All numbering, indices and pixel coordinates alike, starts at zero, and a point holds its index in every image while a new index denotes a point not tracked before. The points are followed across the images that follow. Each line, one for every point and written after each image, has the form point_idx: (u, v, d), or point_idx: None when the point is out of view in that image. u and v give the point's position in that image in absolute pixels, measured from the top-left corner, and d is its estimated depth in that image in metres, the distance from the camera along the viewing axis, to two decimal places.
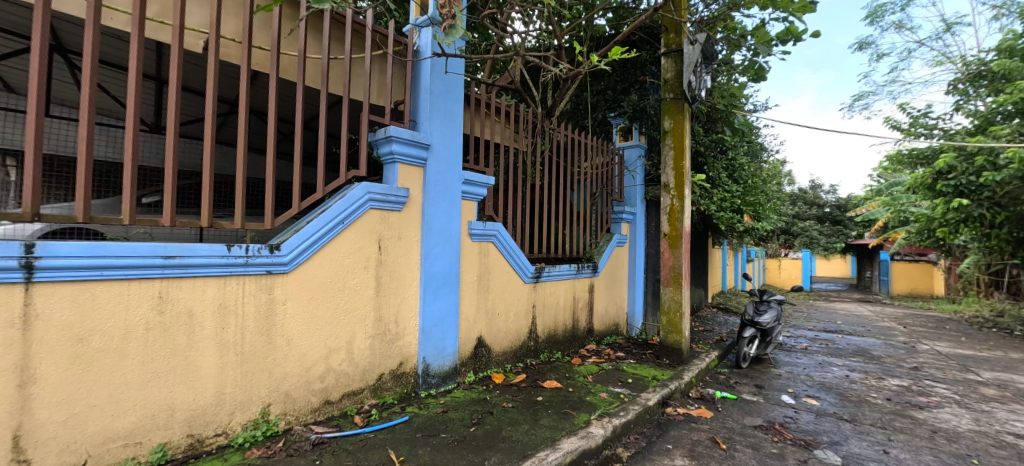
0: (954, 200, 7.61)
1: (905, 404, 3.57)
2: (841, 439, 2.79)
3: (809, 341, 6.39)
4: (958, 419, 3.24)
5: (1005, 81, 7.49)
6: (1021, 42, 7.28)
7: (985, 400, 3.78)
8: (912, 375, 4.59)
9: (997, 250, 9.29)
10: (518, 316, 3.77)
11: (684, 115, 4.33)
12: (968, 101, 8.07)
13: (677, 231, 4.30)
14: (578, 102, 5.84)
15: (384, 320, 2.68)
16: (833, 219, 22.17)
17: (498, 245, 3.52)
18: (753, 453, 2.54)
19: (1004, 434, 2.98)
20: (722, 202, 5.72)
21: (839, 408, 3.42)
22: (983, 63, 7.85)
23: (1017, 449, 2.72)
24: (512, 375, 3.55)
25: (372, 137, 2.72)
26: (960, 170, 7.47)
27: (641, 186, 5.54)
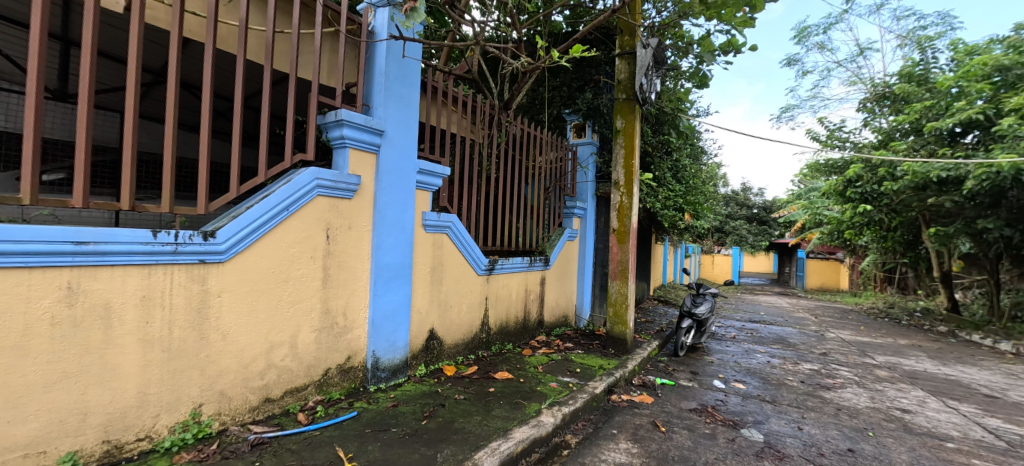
0: (860, 205, 8.60)
1: (815, 385, 4.02)
2: (764, 418, 3.09)
3: (737, 331, 6.98)
4: (857, 397, 3.70)
5: (903, 103, 8.55)
6: (918, 69, 8.34)
7: (879, 380, 4.35)
8: (821, 360, 5.18)
9: (891, 250, 10.65)
10: (471, 308, 3.76)
11: (635, 115, 4.51)
12: (874, 118, 9.13)
13: (625, 227, 4.49)
14: (534, 97, 5.92)
15: (331, 313, 2.56)
16: (758, 220, 23.62)
17: (452, 236, 3.48)
18: (689, 434, 2.74)
19: (892, 410, 3.45)
20: (665, 200, 6.07)
21: (761, 390, 3.78)
22: (887, 85, 8.90)
23: (902, 422, 3.17)
24: (464, 367, 3.55)
25: (321, 120, 2.57)
26: (866, 179, 8.47)
27: (592, 183, 5.69)
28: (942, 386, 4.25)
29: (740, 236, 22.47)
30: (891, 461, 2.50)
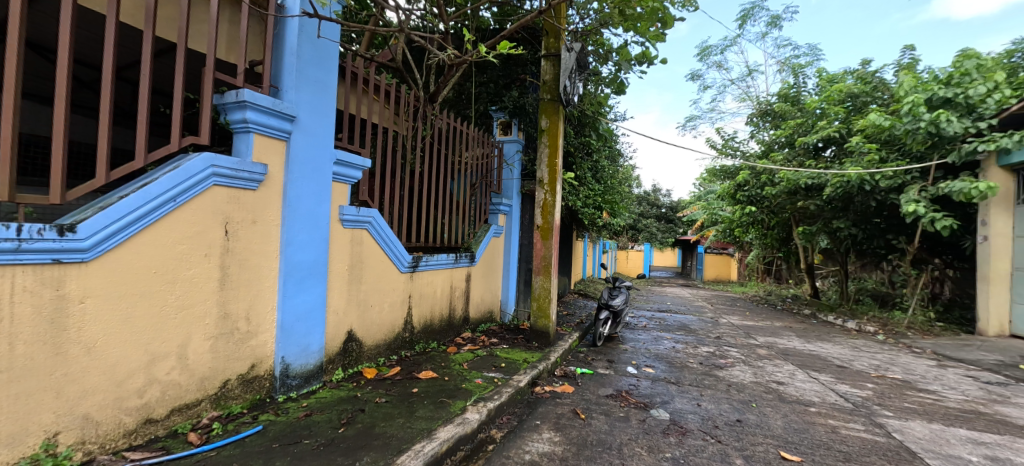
0: (747, 207, 9.84)
1: (711, 366, 4.53)
2: (670, 398, 3.40)
3: (647, 320, 7.60)
4: (743, 374, 4.24)
5: (781, 119, 9.92)
6: (792, 91, 9.74)
7: (760, 358, 5.02)
8: (716, 343, 5.85)
9: (770, 246, 12.35)
10: (393, 306, 3.62)
11: (558, 116, 4.67)
12: (759, 131, 10.47)
13: (549, 224, 4.63)
14: (461, 92, 5.87)
15: (232, 317, 2.29)
16: (666, 219, 25.77)
17: (373, 232, 3.31)
18: (606, 419, 2.91)
19: (770, 382, 4.00)
20: (585, 199, 6.37)
21: (667, 373, 4.16)
22: (769, 103, 10.27)
23: (777, 392, 3.69)
24: (386, 368, 3.40)
25: (218, 100, 2.27)
26: (752, 184, 9.73)
27: (518, 180, 5.76)
28: (806, 360, 5.03)
29: (650, 232, 24.27)
30: (770, 427, 2.91)
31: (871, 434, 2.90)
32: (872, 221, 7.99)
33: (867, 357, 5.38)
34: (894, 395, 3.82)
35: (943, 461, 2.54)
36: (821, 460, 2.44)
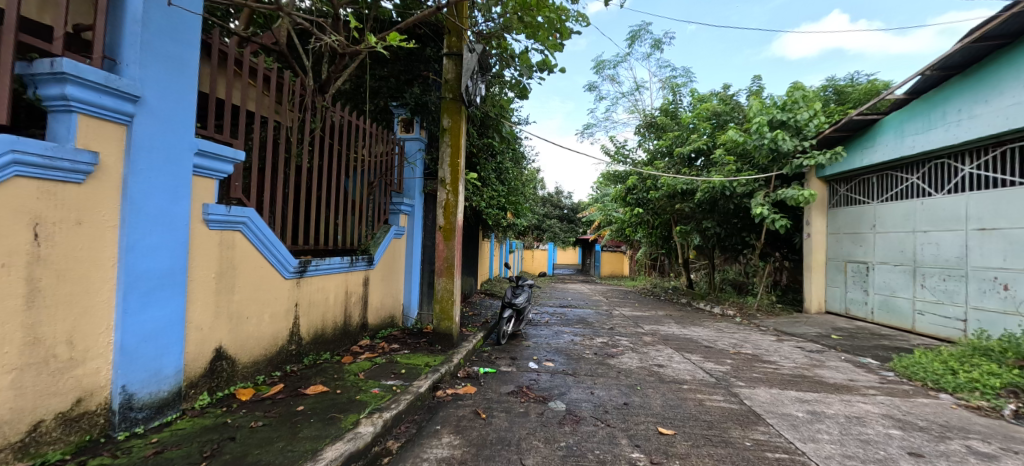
0: (636, 208, 10.88)
1: (604, 355, 4.89)
2: (567, 389, 3.58)
3: (550, 316, 7.96)
4: (631, 361, 4.66)
5: (662, 131, 11.15)
6: (671, 107, 11.01)
7: (645, 345, 5.57)
8: (609, 333, 6.35)
9: (654, 243, 13.81)
10: (275, 317, 3.24)
11: (461, 116, 4.64)
12: (645, 141, 11.64)
13: (451, 225, 4.58)
14: (358, 84, 5.48)
15: (44, 343, 1.81)
16: (568, 220, 27.28)
17: (248, 234, 2.92)
18: (506, 416, 2.96)
19: (653, 366, 4.46)
20: (490, 200, 6.45)
21: (565, 366, 4.38)
22: (653, 116, 11.48)
23: (658, 374, 4.13)
24: (266, 387, 3.03)
25: (23, 69, 1.79)
26: (640, 188, 10.79)
27: (420, 179, 5.64)
28: (681, 343, 5.72)
29: (553, 232, 25.42)
30: (651, 406, 3.23)
31: (728, 403, 3.39)
32: (731, 221, 9.40)
33: (727, 337, 6.31)
34: (746, 367, 4.54)
35: (778, 419, 3.07)
36: (690, 431, 2.78)
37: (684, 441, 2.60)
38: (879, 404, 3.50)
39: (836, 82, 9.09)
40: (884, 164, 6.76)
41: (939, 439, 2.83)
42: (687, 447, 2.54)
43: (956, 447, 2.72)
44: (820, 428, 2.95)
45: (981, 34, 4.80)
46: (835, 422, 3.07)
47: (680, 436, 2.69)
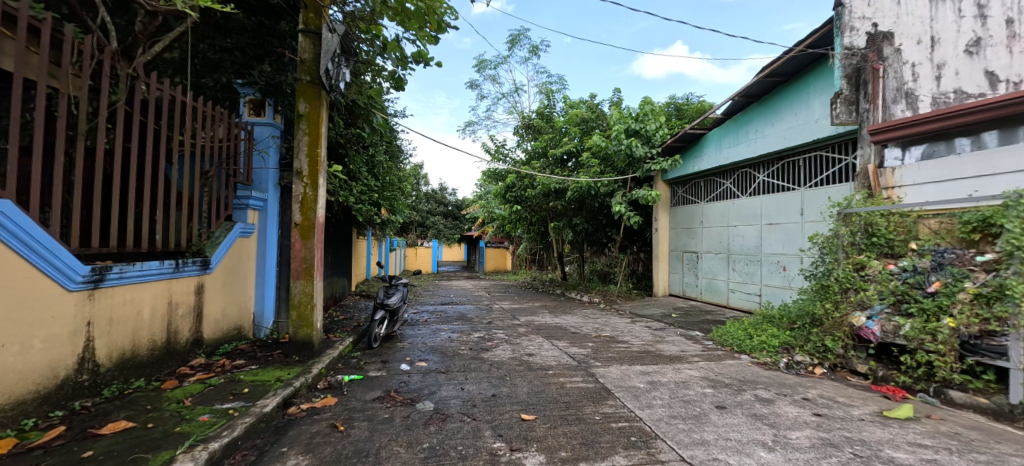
0: (514, 206, 11.32)
1: (478, 350, 4.97)
2: (436, 388, 3.53)
3: (429, 314, 7.82)
4: (503, 352, 4.82)
5: (538, 132, 11.79)
6: (546, 110, 11.68)
7: (519, 336, 5.82)
8: (486, 328, 6.49)
9: (533, 239, 14.58)
10: (54, 341, 2.49)
11: (321, 102, 4.22)
12: (523, 141, 12.16)
13: (309, 222, 4.14)
14: (191, 54, 4.61)
15: None
16: (452, 216, 27.09)
17: (4, 234, 2.18)
18: (368, 425, 2.77)
19: (523, 356, 4.68)
20: (360, 195, 6.01)
21: (439, 364, 4.32)
22: (530, 118, 12.08)
23: (527, 363, 4.35)
24: (35, 434, 2.31)
25: None
26: (518, 186, 11.25)
27: (275, 170, 4.99)
28: (552, 331, 6.12)
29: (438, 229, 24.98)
30: (517, 395, 3.36)
31: (585, 383, 3.72)
32: (597, 218, 10.45)
33: (591, 322, 6.96)
34: (604, 349, 5.05)
35: (624, 392, 3.48)
36: (549, 413, 2.96)
37: (542, 425, 2.76)
38: (700, 369, 4.22)
39: (675, 100, 10.73)
40: (708, 170, 8.18)
41: (736, 392, 3.53)
42: (545, 429, 2.70)
43: (747, 396, 3.41)
44: (655, 395, 3.42)
45: (770, 71, 6.04)
46: (667, 388, 3.59)
47: (540, 419, 2.85)
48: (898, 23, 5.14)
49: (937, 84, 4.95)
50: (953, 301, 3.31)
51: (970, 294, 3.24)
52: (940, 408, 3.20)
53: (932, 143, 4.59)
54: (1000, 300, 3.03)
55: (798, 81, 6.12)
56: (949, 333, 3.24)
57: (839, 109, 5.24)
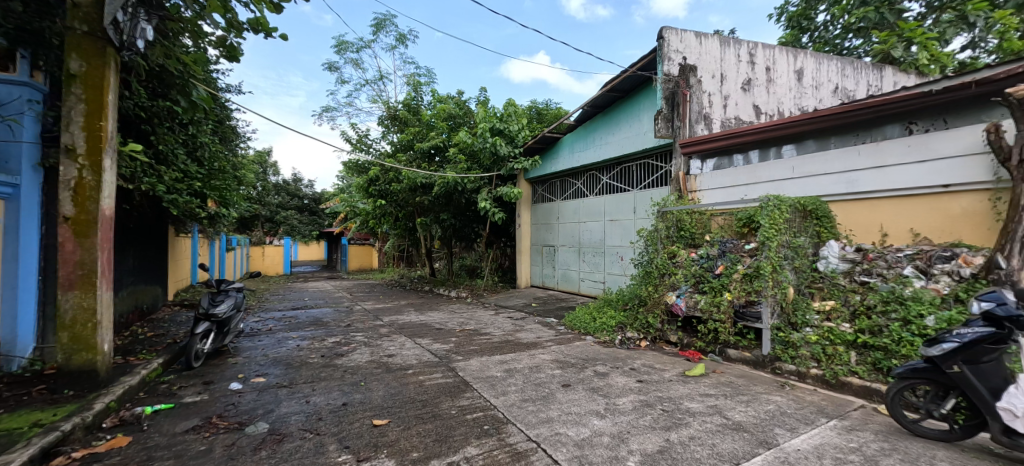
0: (378, 200, 10.69)
1: (331, 356, 4.55)
2: (275, 405, 3.10)
3: (275, 322, 6.87)
4: (361, 356, 4.50)
5: (404, 124, 11.33)
6: (412, 102, 11.25)
7: (380, 337, 5.52)
8: (344, 331, 5.98)
9: (400, 235, 14.04)
10: None
11: (106, 62, 3.30)
12: (388, 133, 11.55)
13: (89, 216, 3.21)
14: None
15: None
16: (309, 211, 24.29)
17: None
18: (174, 463, 2.27)
19: (382, 358, 4.45)
20: (175, 184, 4.90)
21: (281, 377, 3.82)
22: (395, 109, 11.53)
23: (385, 365, 4.15)
24: None
25: None
26: (382, 180, 10.66)
27: (33, 146, 3.73)
28: (415, 330, 5.97)
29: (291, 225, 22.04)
30: (371, 400, 3.17)
31: (445, 378, 3.71)
32: (464, 214, 10.64)
33: (457, 317, 7.02)
34: (466, 342, 5.14)
35: (482, 383, 3.58)
36: (404, 415, 2.87)
37: (395, 428, 2.65)
38: (552, 352, 4.61)
39: (536, 105, 11.49)
40: (563, 171, 9.00)
41: (580, 370, 3.95)
42: (398, 432, 2.60)
43: (588, 373, 3.85)
44: (511, 382, 3.61)
45: (611, 87, 6.89)
46: (521, 374, 3.82)
47: (393, 423, 2.73)
48: (699, 59, 6.41)
49: (723, 111, 6.52)
50: (730, 280, 4.19)
51: (739, 274, 4.14)
52: (721, 364, 4.13)
53: (718, 157, 5.89)
54: (756, 278, 3.98)
55: (632, 98, 7.12)
56: (727, 304, 4.13)
57: (660, 125, 6.22)
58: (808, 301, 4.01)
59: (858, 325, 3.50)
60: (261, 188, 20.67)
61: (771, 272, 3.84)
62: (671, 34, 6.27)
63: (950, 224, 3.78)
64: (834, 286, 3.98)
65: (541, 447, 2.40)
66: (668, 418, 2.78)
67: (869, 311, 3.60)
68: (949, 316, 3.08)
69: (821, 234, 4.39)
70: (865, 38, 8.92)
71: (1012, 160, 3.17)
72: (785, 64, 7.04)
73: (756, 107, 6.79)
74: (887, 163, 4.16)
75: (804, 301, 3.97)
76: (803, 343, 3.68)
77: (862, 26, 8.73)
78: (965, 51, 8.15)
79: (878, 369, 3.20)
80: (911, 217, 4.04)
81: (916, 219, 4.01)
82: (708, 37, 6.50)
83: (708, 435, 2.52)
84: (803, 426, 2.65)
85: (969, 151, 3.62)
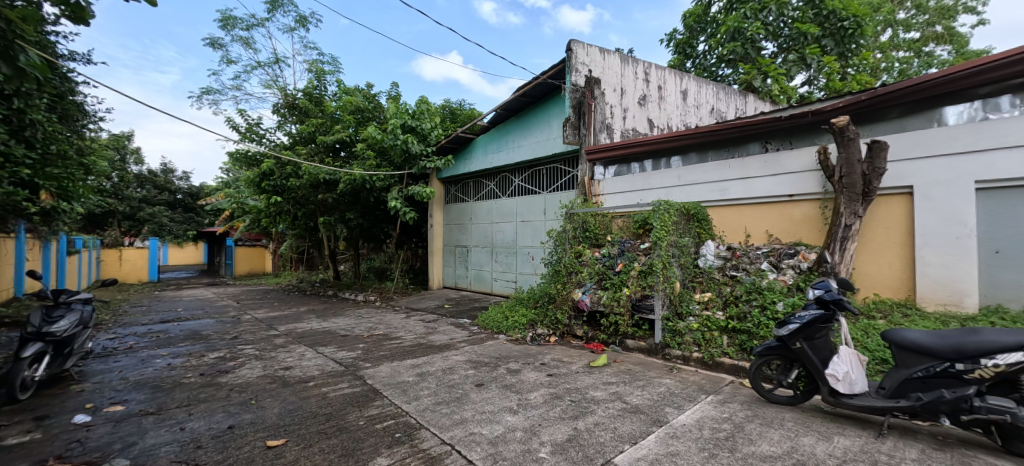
0: (272, 196, 9.62)
1: (213, 374, 3.98)
2: (138, 437, 2.61)
3: (136, 339, 5.80)
4: (251, 372, 4.01)
5: (304, 115, 10.38)
6: (315, 91, 10.28)
7: (274, 348, 4.98)
8: (229, 344, 5.27)
9: (299, 236, 12.82)
10: None
11: None
12: (285, 123, 10.47)
13: None
14: None
15: None
16: (183, 207, 20.97)
17: None
18: None
19: (277, 371, 4.02)
20: None
21: (146, 403, 3.23)
22: (294, 97, 10.49)
23: (282, 379, 3.76)
24: None
25: None
26: (277, 174, 9.63)
27: None
28: (317, 338, 5.51)
29: (159, 223, 18.84)
30: (264, 420, 2.85)
31: (351, 388, 3.49)
32: (373, 214, 10.17)
33: (365, 322, 6.64)
34: (375, 348, 4.88)
35: (393, 389, 3.43)
36: (305, 432, 2.63)
37: (294, 447, 2.41)
38: (465, 353, 4.61)
39: (450, 104, 11.37)
40: (477, 172, 9.03)
41: (493, 369, 4.00)
42: (297, 451, 2.37)
43: (501, 371, 3.91)
44: (423, 386, 3.52)
45: (524, 92, 7.10)
46: (434, 377, 3.75)
47: (291, 442, 2.48)
48: (603, 73, 6.92)
49: (623, 122, 7.13)
50: (627, 277, 4.60)
51: (636, 271, 4.55)
52: (621, 354, 4.50)
53: (618, 165, 6.45)
54: (650, 274, 4.41)
55: (543, 104, 7.42)
56: (625, 298, 4.53)
57: (568, 132, 6.56)
58: (691, 294, 4.56)
59: (729, 312, 4.09)
60: (117, 179, 17.30)
61: (662, 269, 4.30)
62: (579, 47, 6.67)
63: (794, 227, 4.60)
64: (711, 279, 4.58)
65: (456, 449, 2.38)
66: (575, 408, 2.96)
67: (737, 300, 4.22)
68: (793, 302, 3.76)
69: (701, 235, 5.01)
70: (734, 68, 10.46)
71: (835, 176, 3.96)
72: (674, 85, 7.94)
73: (650, 121, 7.55)
74: (750, 175, 4.91)
75: (688, 294, 4.51)
76: (687, 330, 4.17)
77: (732, 57, 10.23)
78: (803, 86, 10.02)
79: (743, 349, 3.77)
80: (767, 220, 4.83)
81: (770, 222, 4.81)
82: (610, 53, 7.05)
83: (611, 420, 2.73)
84: (688, 404, 3.01)
85: (807, 168, 4.44)
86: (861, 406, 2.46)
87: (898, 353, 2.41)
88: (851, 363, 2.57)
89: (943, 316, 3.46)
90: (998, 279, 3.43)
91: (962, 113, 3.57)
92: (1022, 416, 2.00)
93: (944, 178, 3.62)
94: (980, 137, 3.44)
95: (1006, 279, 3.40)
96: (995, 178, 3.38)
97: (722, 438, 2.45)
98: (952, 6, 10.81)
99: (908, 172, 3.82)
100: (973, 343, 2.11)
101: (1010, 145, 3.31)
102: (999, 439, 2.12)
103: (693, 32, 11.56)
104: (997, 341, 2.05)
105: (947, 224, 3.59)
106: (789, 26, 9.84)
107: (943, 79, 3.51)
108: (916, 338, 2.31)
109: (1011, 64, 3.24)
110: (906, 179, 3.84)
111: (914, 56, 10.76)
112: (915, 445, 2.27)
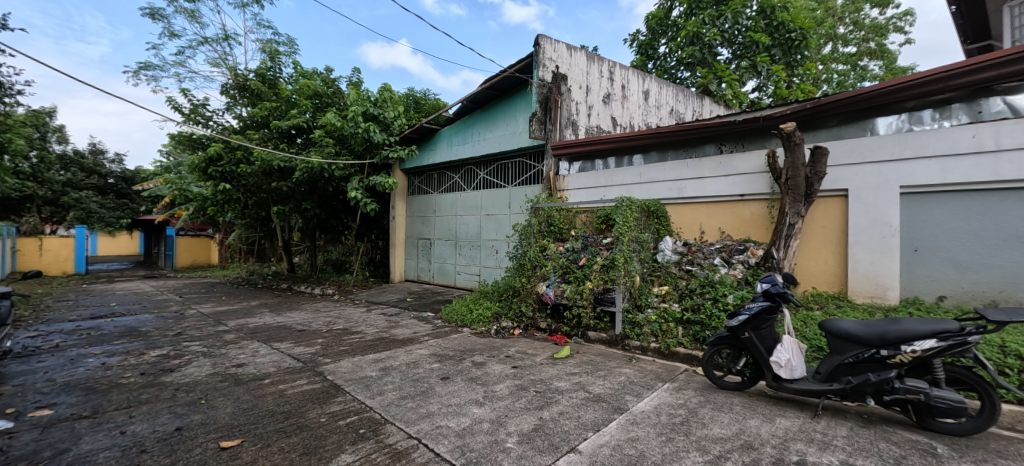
0: (219, 183, 9.03)
1: (157, 372, 3.72)
2: (73, 442, 2.41)
3: (63, 336, 5.30)
4: (200, 370, 3.78)
5: (256, 97, 9.78)
6: (269, 73, 9.68)
7: (224, 345, 4.71)
8: (171, 342, 4.92)
9: (249, 226, 12.12)
10: None
11: None
12: (234, 105, 9.81)
13: None
14: None
15: None
16: (116, 193, 19.24)
17: None
18: None
19: (228, 369, 3.81)
20: None
21: (79, 406, 2.97)
22: (246, 79, 9.83)
23: (234, 377, 3.57)
24: None
25: None
26: (225, 160, 9.03)
27: None
28: (271, 333, 5.25)
29: (87, 210, 17.09)
30: (215, 420, 2.69)
31: (311, 385, 3.37)
32: (331, 204, 9.81)
33: (322, 317, 6.42)
34: (334, 343, 4.72)
35: (354, 385, 3.36)
36: (261, 431, 2.52)
37: (250, 448, 2.31)
38: (429, 347, 4.56)
39: (415, 93, 11.11)
40: (441, 164, 8.89)
41: (458, 362, 4.00)
42: (253, 451, 2.27)
43: (466, 364, 3.92)
44: (387, 380, 3.47)
45: (490, 84, 7.03)
46: (398, 372, 3.69)
47: (247, 442, 2.38)
48: (569, 70, 7.01)
49: (589, 119, 7.27)
50: (590, 271, 4.72)
51: (598, 265, 4.69)
52: (583, 345, 4.63)
53: (582, 161, 6.61)
54: (611, 268, 4.55)
55: (509, 98, 7.41)
56: (589, 292, 4.62)
57: (534, 127, 6.61)
58: (650, 287, 4.76)
59: (684, 305, 4.31)
60: (36, 160, 15.56)
61: (623, 263, 4.45)
62: (547, 42, 6.71)
63: (744, 225, 4.91)
64: (668, 273, 4.83)
65: (422, 442, 2.38)
66: (540, 399, 3.02)
67: (691, 293, 4.45)
68: (742, 295, 4.03)
69: (660, 231, 5.26)
70: (692, 72, 10.91)
71: (781, 178, 4.24)
72: (637, 85, 8.17)
73: (613, 119, 7.73)
74: (706, 175, 5.18)
75: (647, 287, 4.71)
76: (646, 322, 4.35)
77: (690, 61, 10.66)
78: (754, 92, 10.60)
79: (697, 339, 3.99)
80: (720, 218, 5.12)
81: (723, 220, 5.09)
82: (577, 50, 7.15)
83: (575, 409, 2.82)
84: (646, 392, 3.16)
85: (758, 169, 4.74)
86: (800, 390, 2.69)
87: (832, 341, 2.65)
88: (792, 351, 2.79)
89: (870, 307, 3.84)
90: (916, 274, 3.84)
91: (891, 124, 3.94)
92: (933, 395, 2.26)
93: (873, 183, 3.99)
94: (904, 146, 3.82)
95: (921, 274, 3.81)
96: (916, 183, 3.77)
97: (678, 423, 2.60)
98: (884, 24, 11.84)
99: (844, 176, 4.17)
100: (895, 332, 2.36)
101: (928, 155, 3.70)
102: (913, 416, 2.41)
103: (655, 34, 11.95)
104: (913, 329, 2.31)
105: (875, 225, 3.97)
106: (743, 34, 10.39)
107: (877, 92, 3.84)
108: (848, 327, 2.55)
109: (932, 82, 3.61)
110: (842, 183, 4.19)
111: (850, 69, 11.72)
112: (845, 423, 2.53)
